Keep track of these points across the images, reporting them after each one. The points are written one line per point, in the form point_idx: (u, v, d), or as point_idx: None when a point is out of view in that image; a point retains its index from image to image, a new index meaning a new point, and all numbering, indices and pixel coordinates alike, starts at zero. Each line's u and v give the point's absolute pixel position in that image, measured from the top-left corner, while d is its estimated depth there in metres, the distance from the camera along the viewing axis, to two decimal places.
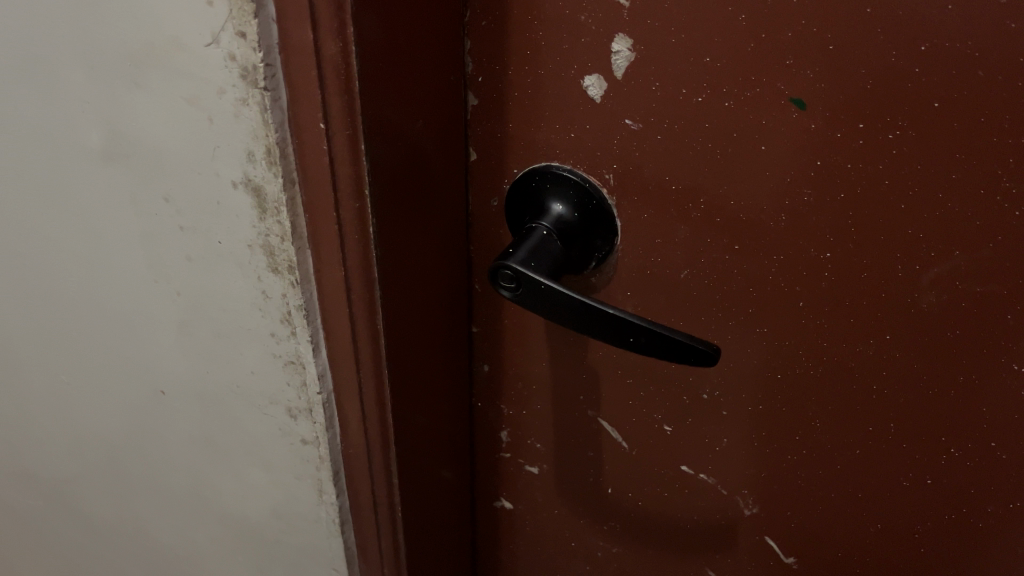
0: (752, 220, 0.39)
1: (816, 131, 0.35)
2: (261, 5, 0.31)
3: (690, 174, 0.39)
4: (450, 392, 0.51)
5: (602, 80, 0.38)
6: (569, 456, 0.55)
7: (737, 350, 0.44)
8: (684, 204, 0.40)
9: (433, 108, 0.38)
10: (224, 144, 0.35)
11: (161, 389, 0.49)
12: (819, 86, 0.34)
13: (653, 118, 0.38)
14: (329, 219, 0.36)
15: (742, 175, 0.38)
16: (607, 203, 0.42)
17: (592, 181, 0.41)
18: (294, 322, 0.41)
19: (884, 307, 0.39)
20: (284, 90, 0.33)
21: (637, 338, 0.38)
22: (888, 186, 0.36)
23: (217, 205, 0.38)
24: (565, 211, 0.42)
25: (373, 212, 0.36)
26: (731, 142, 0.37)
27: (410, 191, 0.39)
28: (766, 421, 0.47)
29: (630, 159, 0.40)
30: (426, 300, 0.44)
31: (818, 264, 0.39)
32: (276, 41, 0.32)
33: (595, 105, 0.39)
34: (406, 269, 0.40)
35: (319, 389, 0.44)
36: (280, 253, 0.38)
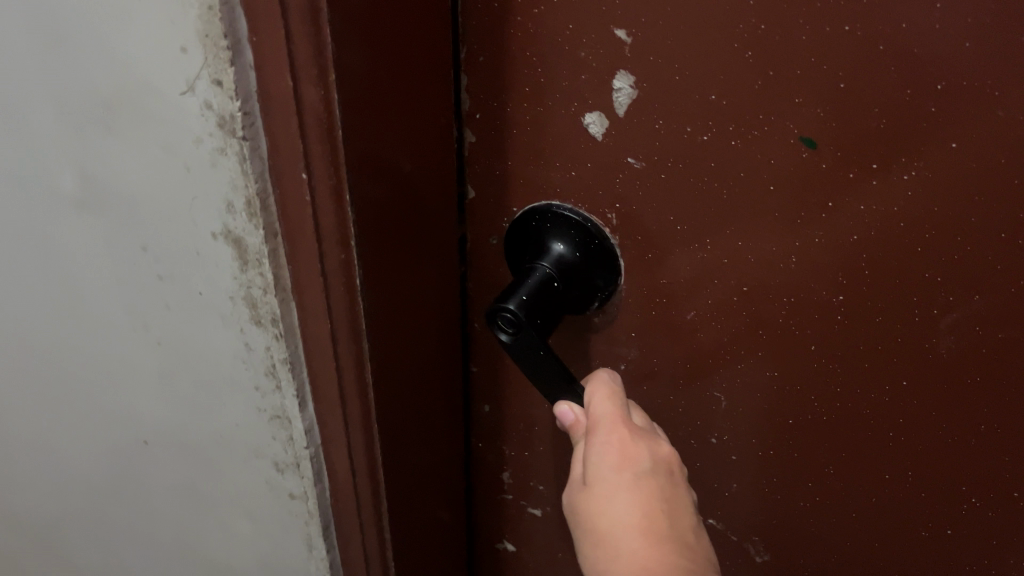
0: (759, 260, 0.37)
1: (826, 170, 0.34)
2: (238, 53, 0.29)
3: (695, 213, 0.37)
4: (448, 433, 0.49)
5: (603, 117, 0.36)
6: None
7: (744, 392, 0.42)
8: (689, 243, 0.38)
9: (425, 148, 0.36)
10: (203, 193, 0.33)
11: (145, 439, 0.47)
12: (828, 124, 0.32)
13: (657, 156, 0.36)
14: (314, 272, 0.34)
15: (750, 216, 0.36)
16: (611, 245, 0.40)
17: (594, 220, 0.39)
18: (278, 376, 0.39)
19: (900, 352, 0.38)
20: (263, 139, 0.31)
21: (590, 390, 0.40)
22: (903, 229, 0.34)
23: (197, 255, 0.36)
24: (566, 251, 0.40)
25: (359, 260, 0.34)
26: (737, 183, 0.35)
27: (405, 232, 0.37)
28: (775, 467, 0.45)
29: (633, 197, 0.38)
30: (419, 346, 0.42)
31: (830, 308, 0.37)
32: (255, 89, 0.30)
33: (597, 142, 0.37)
34: (396, 317, 0.38)
35: (306, 444, 0.42)
36: (262, 306, 0.36)
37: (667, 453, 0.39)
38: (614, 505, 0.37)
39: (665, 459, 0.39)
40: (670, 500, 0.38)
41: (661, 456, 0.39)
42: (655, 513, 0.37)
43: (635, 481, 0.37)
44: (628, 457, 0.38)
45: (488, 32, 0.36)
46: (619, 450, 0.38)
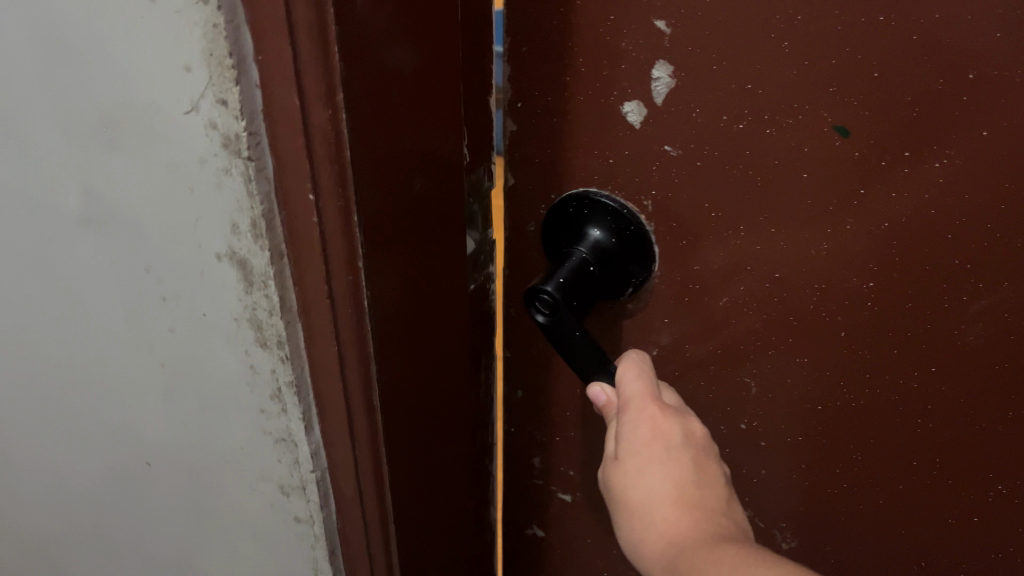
0: (792, 248, 0.37)
1: (858, 158, 0.33)
2: (244, 71, 0.28)
3: (731, 200, 0.36)
4: (470, 432, 0.48)
5: (642, 107, 0.36)
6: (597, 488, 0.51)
7: (773, 380, 0.41)
8: (724, 231, 0.37)
9: (442, 165, 0.35)
10: (208, 214, 0.32)
11: (149, 460, 0.46)
12: (862, 113, 0.32)
13: (693, 145, 0.36)
14: (321, 294, 0.33)
15: (785, 206, 0.36)
16: (646, 230, 0.39)
17: (630, 207, 0.39)
18: (284, 399, 0.38)
19: (927, 338, 0.37)
20: (269, 159, 0.30)
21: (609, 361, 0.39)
22: (930, 213, 0.34)
23: (202, 276, 0.35)
24: (602, 237, 0.39)
25: (367, 280, 0.33)
26: (772, 171, 0.35)
27: (430, 232, 0.36)
28: (809, 452, 0.43)
29: (669, 185, 0.37)
30: (436, 357, 0.41)
31: (858, 296, 0.37)
32: (261, 107, 0.29)
33: (635, 131, 0.37)
34: (404, 339, 0.37)
35: (312, 467, 0.41)
36: (267, 328, 0.35)
37: (699, 430, 0.39)
38: (646, 478, 0.37)
39: (696, 435, 0.39)
40: (702, 474, 0.38)
41: (692, 432, 0.38)
42: (688, 484, 0.37)
43: (666, 454, 0.37)
44: (659, 432, 0.38)
45: (531, 21, 0.36)
46: (651, 425, 0.38)
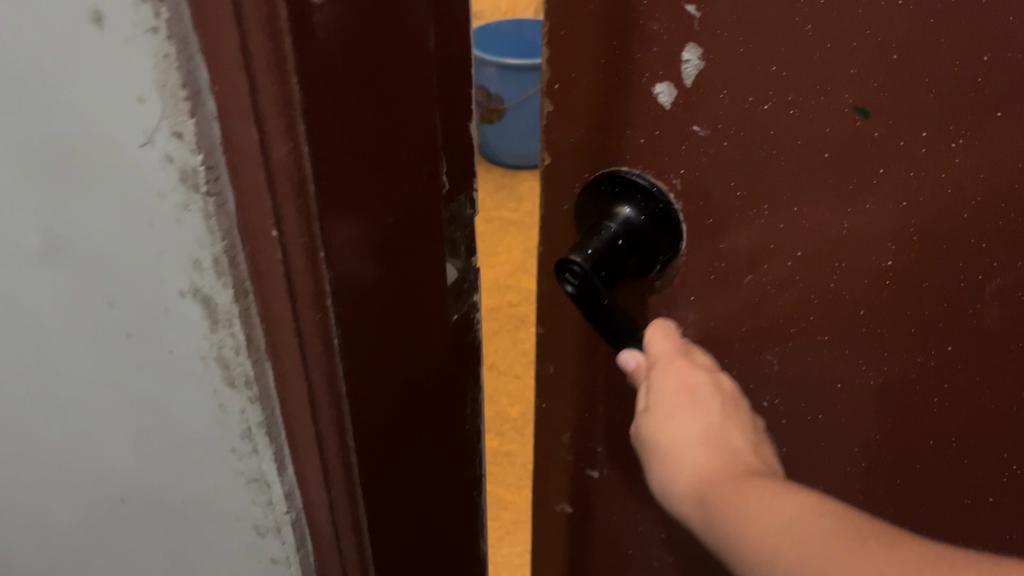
0: (812, 234, 0.32)
1: (877, 139, 0.29)
2: (198, 103, 0.27)
3: (760, 179, 0.32)
4: (467, 446, 0.47)
5: (673, 87, 0.33)
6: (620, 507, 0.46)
7: (798, 363, 0.35)
8: (751, 213, 0.33)
9: (419, 198, 0.34)
10: (169, 250, 0.31)
11: (121, 497, 0.44)
12: (882, 93, 0.28)
13: (721, 125, 0.32)
14: (289, 334, 0.32)
15: (804, 181, 0.31)
16: (675, 210, 0.35)
17: (660, 185, 0.35)
18: (254, 439, 0.36)
19: (939, 325, 0.31)
20: (230, 194, 0.29)
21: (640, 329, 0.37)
22: (941, 183, 0.28)
23: (167, 313, 0.33)
24: (634, 214, 0.35)
25: (335, 316, 0.32)
26: (794, 152, 0.30)
27: (417, 247, 0.35)
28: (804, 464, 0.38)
29: (697, 165, 0.33)
30: (418, 389, 0.39)
31: (873, 274, 0.31)
32: (219, 140, 0.28)
33: (665, 112, 0.33)
34: (379, 376, 0.36)
35: (286, 508, 0.39)
36: (234, 367, 0.33)
37: (735, 388, 0.35)
38: (673, 428, 0.34)
39: (732, 391, 0.35)
40: (738, 426, 0.34)
41: (726, 387, 0.35)
42: (721, 432, 0.33)
43: (694, 402, 0.34)
44: (687, 381, 0.35)
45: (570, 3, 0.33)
46: (678, 374, 0.35)
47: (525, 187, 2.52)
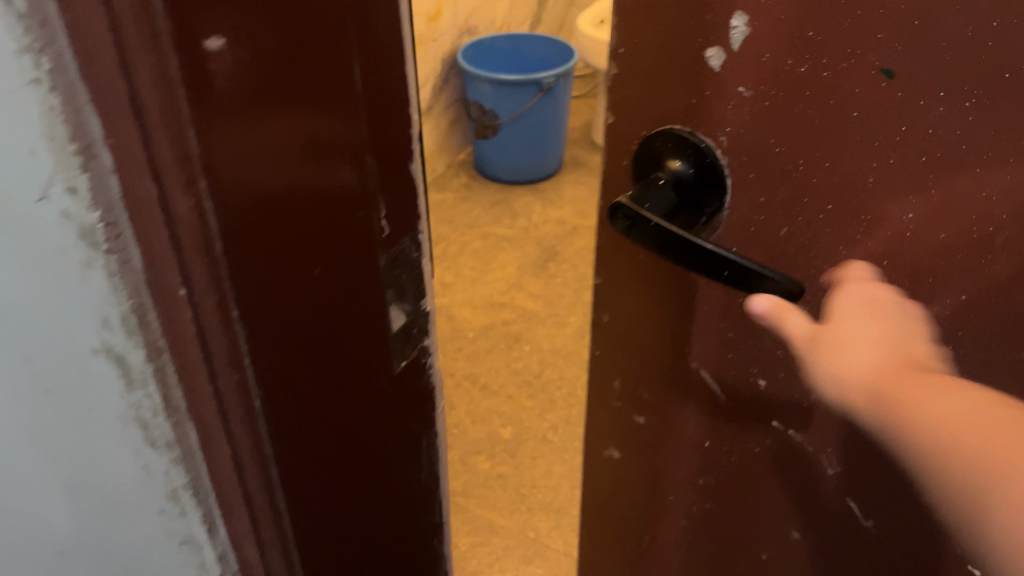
0: (842, 200, 0.29)
1: (899, 104, 0.26)
2: (92, 157, 0.24)
3: (799, 138, 0.29)
4: (425, 494, 0.45)
5: (721, 49, 0.29)
6: (649, 469, 0.44)
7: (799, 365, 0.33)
8: (790, 172, 0.29)
9: (350, 246, 0.32)
10: (78, 307, 0.29)
11: (61, 550, 0.41)
12: (908, 52, 0.25)
13: (762, 86, 0.29)
14: (207, 394, 0.30)
15: (829, 132, 0.28)
16: (724, 168, 0.31)
17: (707, 141, 0.31)
18: (182, 501, 0.34)
19: (961, 301, 0.27)
20: (135, 252, 0.27)
21: (730, 276, 0.30)
22: (965, 151, 0.25)
23: (82, 371, 0.31)
24: (685, 167, 0.32)
25: (253, 372, 0.30)
26: (830, 115, 0.27)
27: (349, 299, 0.33)
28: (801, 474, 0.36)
29: (739, 128, 0.30)
30: (358, 440, 0.38)
31: (899, 236, 0.28)
32: (119, 196, 0.25)
33: (712, 74, 0.30)
34: (312, 430, 0.34)
35: (221, 570, 0.37)
36: (154, 429, 0.31)
37: None
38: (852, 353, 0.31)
39: None
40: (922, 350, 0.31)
41: None
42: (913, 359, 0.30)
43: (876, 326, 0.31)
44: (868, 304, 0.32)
45: None
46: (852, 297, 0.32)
47: (522, 203, 2.51)
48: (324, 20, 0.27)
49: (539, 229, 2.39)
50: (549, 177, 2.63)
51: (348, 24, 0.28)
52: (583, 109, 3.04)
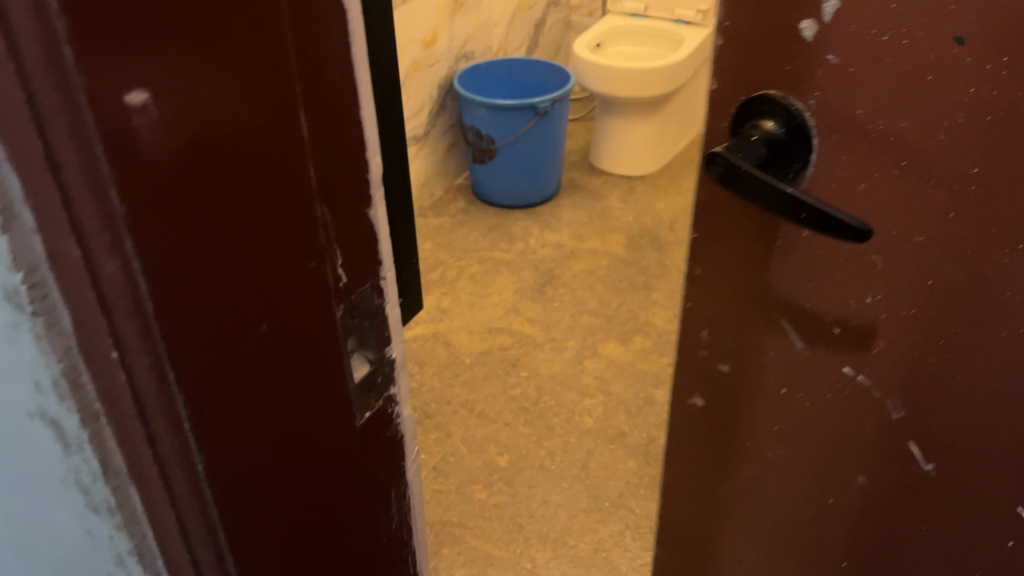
0: (911, 133, 0.44)
1: (968, 64, 0.40)
2: (13, 219, 0.24)
3: (879, 94, 0.44)
4: (396, 543, 0.44)
5: (814, 24, 0.45)
6: (752, 354, 0.61)
7: (881, 263, 0.49)
8: (868, 121, 0.45)
9: (302, 296, 0.32)
10: (12, 371, 0.29)
11: None
12: (972, 22, 0.39)
13: (848, 56, 0.44)
14: (149, 461, 0.29)
15: (901, 84, 0.43)
16: (809, 122, 0.48)
17: (797, 103, 0.48)
18: (129, 566, 0.33)
19: (998, 201, 0.43)
20: (63, 313, 0.26)
21: (807, 215, 0.47)
22: (1003, 94, 0.40)
23: (20, 434, 0.31)
24: (775, 126, 0.49)
25: (195, 433, 0.29)
26: (907, 74, 0.42)
27: (298, 354, 0.32)
28: (884, 343, 0.52)
29: (829, 87, 0.46)
30: (318, 495, 0.36)
31: (953, 155, 0.43)
32: (42, 256, 0.25)
33: (806, 43, 0.45)
34: (267, 487, 0.33)
35: None
36: (95, 494, 0.31)
37: None
38: None
39: None
40: None
41: None
42: None
43: None
44: None
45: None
46: None
47: (519, 226, 2.51)
48: (262, 67, 0.27)
49: (536, 252, 2.39)
50: (544, 201, 2.64)
51: (291, 69, 0.28)
52: (580, 133, 3.05)
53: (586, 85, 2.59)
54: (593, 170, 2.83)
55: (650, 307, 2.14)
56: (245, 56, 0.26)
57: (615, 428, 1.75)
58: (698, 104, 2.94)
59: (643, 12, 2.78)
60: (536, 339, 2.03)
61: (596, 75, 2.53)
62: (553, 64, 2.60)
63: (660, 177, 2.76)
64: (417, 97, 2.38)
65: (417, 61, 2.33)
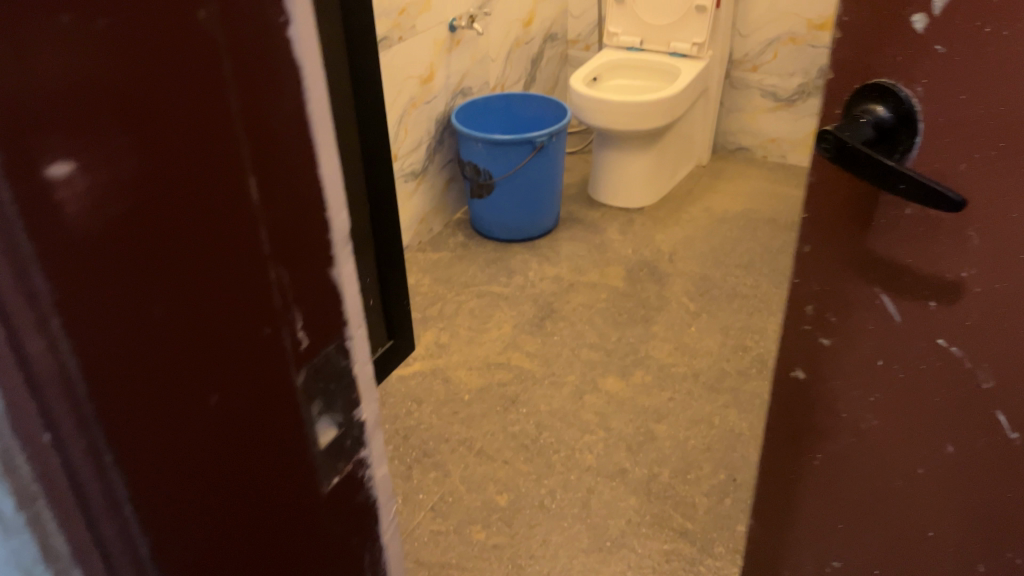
0: (1007, 108, 0.59)
1: None
2: None
3: (980, 78, 0.60)
4: None
5: (924, 20, 0.60)
6: (877, 306, 0.76)
7: (985, 227, 0.65)
8: (970, 103, 0.61)
9: (251, 358, 0.32)
10: None
11: None
12: None
13: (955, 45, 0.60)
14: (89, 540, 0.30)
15: (1001, 66, 0.58)
16: (914, 106, 0.64)
17: (905, 91, 0.64)
18: None
19: None
20: None
21: (906, 186, 0.64)
22: None
23: None
24: (884, 113, 0.65)
25: (132, 507, 0.30)
26: (1010, 60, 0.58)
27: (244, 419, 0.33)
28: (991, 296, 0.67)
29: (938, 74, 0.62)
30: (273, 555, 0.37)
31: None
32: None
33: (917, 35, 0.61)
34: (217, 549, 0.34)
35: None
36: None
37: None
38: None
39: None
40: None
41: None
42: None
43: None
44: None
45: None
46: None
47: (518, 260, 2.50)
48: (204, 143, 0.28)
49: (536, 285, 2.38)
50: (543, 234, 2.63)
51: (239, 137, 0.29)
52: (578, 165, 3.06)
53: (583, 119, 2.60)
54: (592, 202, 2.83)
55: (650, 339, 2.13)
56: (187, 129, 0.27)
57: (615, 464, 1.73)
58: (695, 136, 2.95)
59: (638, 45, 2.79)
60: (536, 374, 2.01)
61: (593, 109, 2.54)
62: (550, 98, 2.61)
63: (659, 209, 2.76)
64: (414, 133, 2.39)
65: (414, 98, 2.35)
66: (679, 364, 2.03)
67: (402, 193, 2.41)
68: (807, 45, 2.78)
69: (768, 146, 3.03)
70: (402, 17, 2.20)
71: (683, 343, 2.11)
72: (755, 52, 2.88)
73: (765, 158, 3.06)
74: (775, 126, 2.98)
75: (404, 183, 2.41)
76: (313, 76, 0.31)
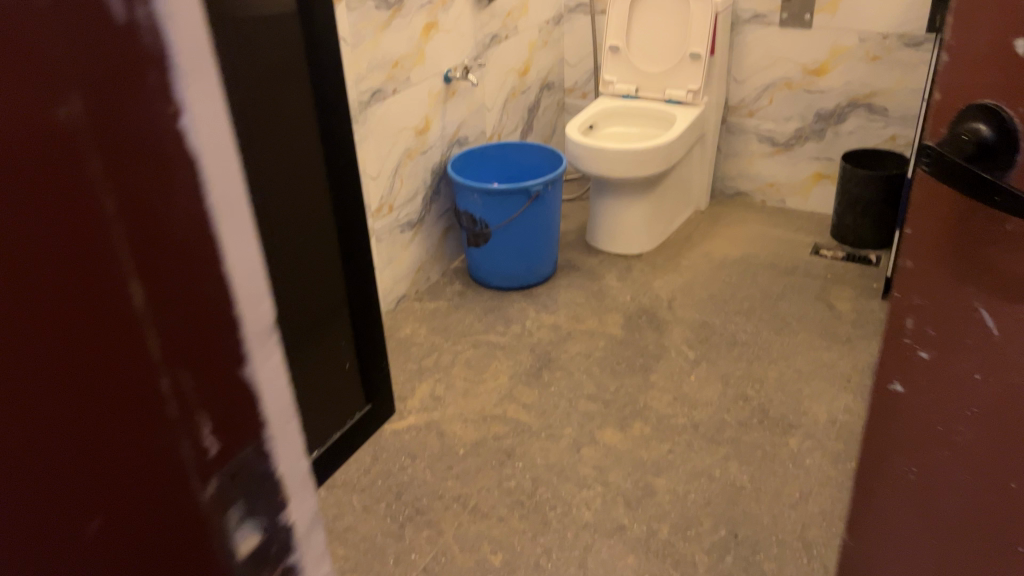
0: None
1: None
2: None
3: None
4: None
5: None
6: (975, 320, 0.74)
7: None
8: None
9: (144, 465, 0.34)
10: None
11: None
12: None
13: None
14: None
15: None
16: (1014, 125, 0.64)
17: (1005, 110, 0.64)
18: None
19: None
20: None
21: (1002, 199, 0.65)
22: None
23: None
24: (984, 129, 0.65)
25: None
26: None
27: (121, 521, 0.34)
28: None
29: None
30: None
31: None
32: None
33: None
34: None
35: None
36: None
37: None
38: None
39: None
40: None
41: None
42: None
43: None
44: None
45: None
46: None
47: (515, 309, 2.48)
48: (81, 272, 0.29)
49: (533, 335, 2.35)
50: (542, 282, 2.61)
51: (124, 254, 0.30)
52: (577, 212, 3.05)
53: (580, 167, 2.60)
54: (591, 249, 2.81)
55: (649, 389, 2.09)
56: (49, 264, 0.28)
57: (614, 520, 1.68)
58: (693, 181, 2.94)
59: (634, 93, 2.80)
60: (532, 427, 1.97)
61: (590, 157, 2.55)
62: (546, 147, 2.61)
63: (658, 255, 2.74)
64: (410, 184, 2.39)
65: (409, 148, 2.35)
66: (679, 415, 1.99)
67: (398, 243, 2.40)
68: (803, 90, 2.78)
69: (767, 190, 3.02)
70: (396, 69, 2.22)
71: (682, 393, 2.07)
72: (751, 98, 2.88)
73: (764, 202, 3.04)
74: (773, 170, 2.97)
75: (400, 233, 2.40)
76: (234, 202, 0.32)
